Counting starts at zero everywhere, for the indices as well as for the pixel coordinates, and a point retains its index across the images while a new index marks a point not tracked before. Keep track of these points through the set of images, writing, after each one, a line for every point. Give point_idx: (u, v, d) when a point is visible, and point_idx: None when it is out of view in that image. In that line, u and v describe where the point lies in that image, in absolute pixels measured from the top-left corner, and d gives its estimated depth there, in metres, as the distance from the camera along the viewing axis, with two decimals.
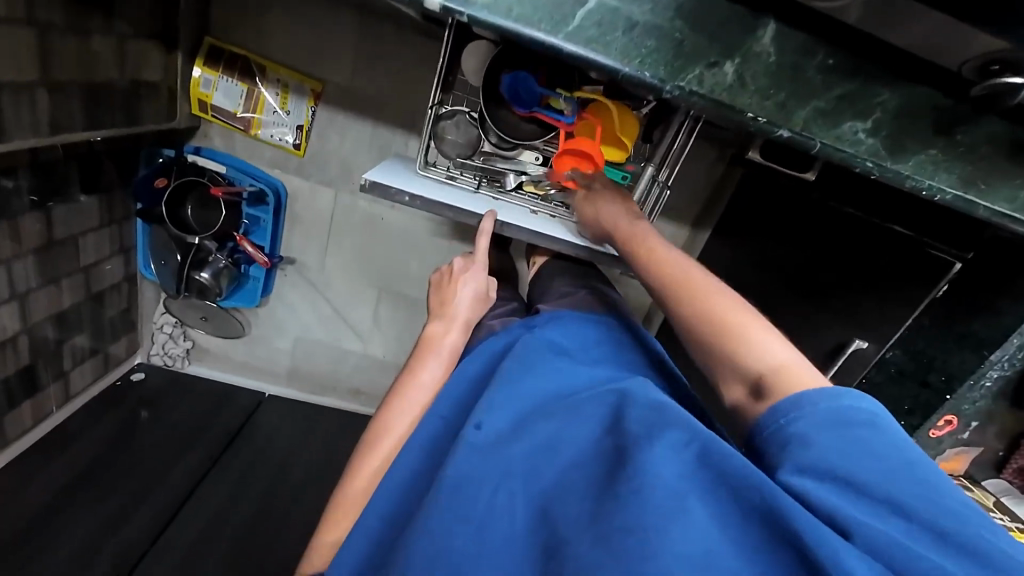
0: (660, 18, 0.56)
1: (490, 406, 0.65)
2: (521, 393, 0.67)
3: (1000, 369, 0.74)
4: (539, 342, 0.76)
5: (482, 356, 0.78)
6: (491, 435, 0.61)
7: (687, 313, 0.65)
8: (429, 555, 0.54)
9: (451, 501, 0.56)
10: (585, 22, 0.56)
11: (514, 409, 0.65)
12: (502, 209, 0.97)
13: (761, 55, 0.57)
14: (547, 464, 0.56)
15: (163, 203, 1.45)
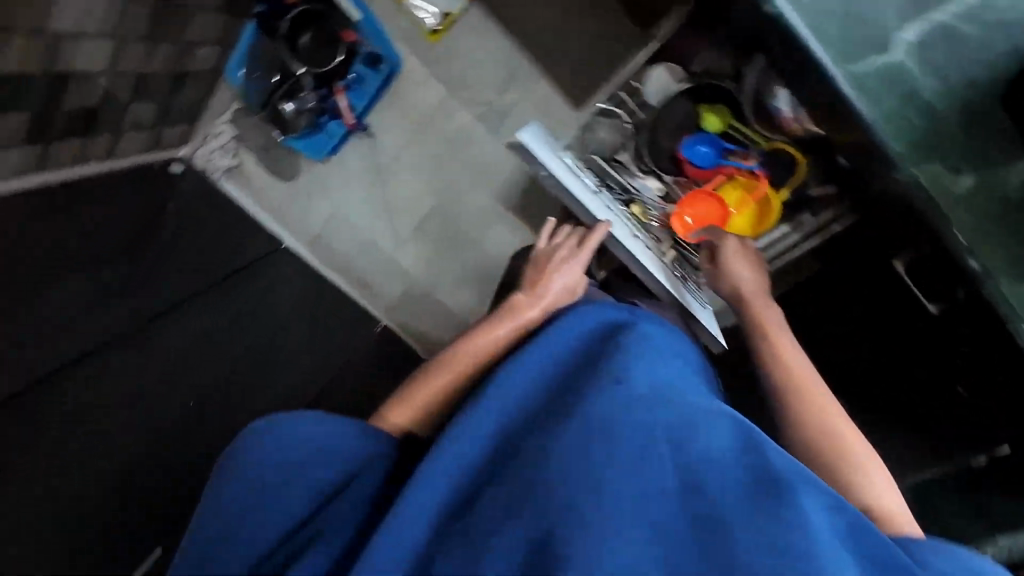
0: (941, 104, 0.61)
1: (629, 372, 0.71)
2: (653, 373, 0.72)
3: None
4: (649, 337, 0.78)
5: (604, 319, 0.82)
6: (634, 397, 0.67)
7: (805, 437, 0.71)
8: (565, 485, 0.60)
9: (602, 450, 0.62)
10: (870, 75, 0.61)
11: (652, 386, 0.70)
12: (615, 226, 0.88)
13: (1000, 184, 0.61)
14: (681, 454, 0.63)
15: (286, 18, 1.39)
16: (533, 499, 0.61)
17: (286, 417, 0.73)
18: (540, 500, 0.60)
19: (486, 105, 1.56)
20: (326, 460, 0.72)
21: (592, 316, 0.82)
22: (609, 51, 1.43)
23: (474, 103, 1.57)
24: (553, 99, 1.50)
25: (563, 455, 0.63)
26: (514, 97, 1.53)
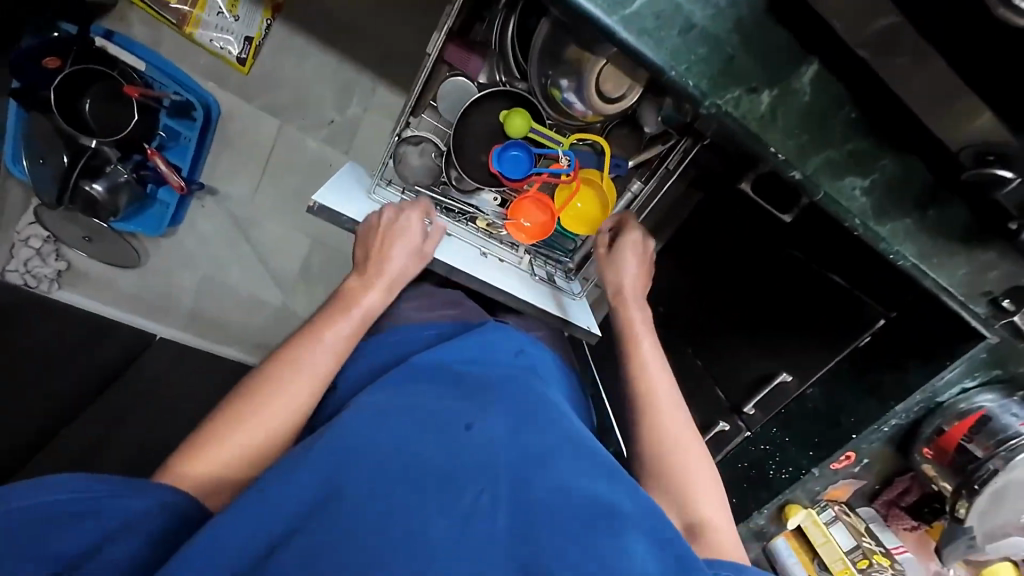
0: (718, 29, 0.56)
1: (493, 421, 0.61)
2: (536, 409, 0.65)
3: (899, 418, 0.80)
4: (510, 405, 0.64)
5: (500, 344, 0.76)
6: (507, 442, 0.58)
7: (659, 431, 0.73)
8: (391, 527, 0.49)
9: (424, 473, 0.54)
10: (646, 12, 0.55)
11: (532, 429, 0.60)
12: (456, 253, 0.81)
13: (797, 94, 0.59)
14: (537, 490, 0.54)
15: (52, 88, 1.16)
16: (358, 513, 0.50)
17: (45, 476, 0.54)
18: (350, 508, 0.51)
19: (330, 125, 1.41)
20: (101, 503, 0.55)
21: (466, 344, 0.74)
22: None
23: (316, 126, 1.42)
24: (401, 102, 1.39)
25: (412, 451, 0.55)
26: (356, 110, 1.40)
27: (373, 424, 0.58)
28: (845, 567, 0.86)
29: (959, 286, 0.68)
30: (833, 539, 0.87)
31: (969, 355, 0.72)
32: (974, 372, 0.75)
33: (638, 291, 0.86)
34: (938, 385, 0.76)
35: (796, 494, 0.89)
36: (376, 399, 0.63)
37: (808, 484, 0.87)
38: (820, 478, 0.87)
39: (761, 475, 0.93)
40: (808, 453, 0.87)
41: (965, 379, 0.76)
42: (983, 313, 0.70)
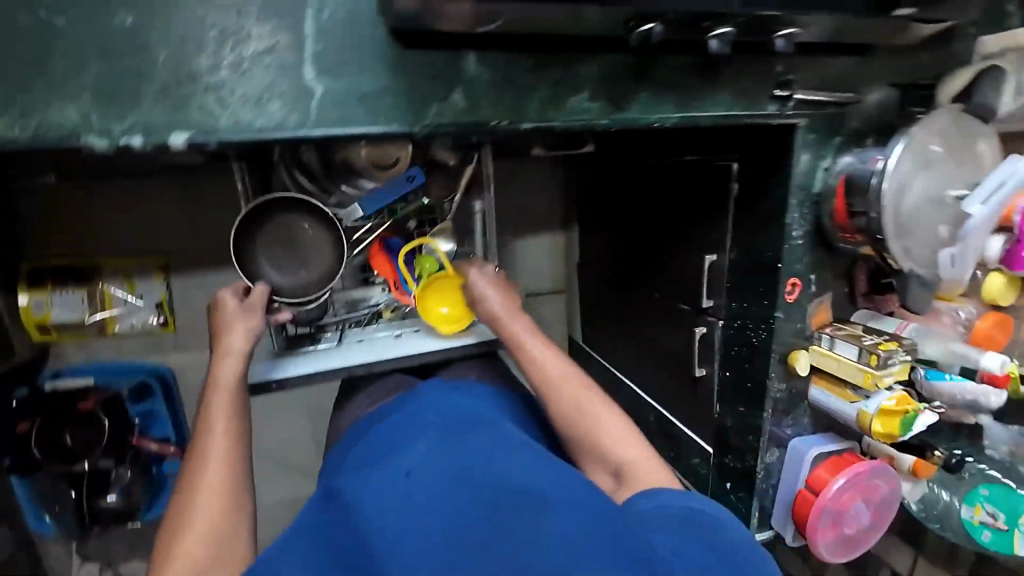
0: (381, 84, 0.56)
1: (431, 454, 0.59)
2: (473, 432, 0.65)
3: (800, 227, 0.83)
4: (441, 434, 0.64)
5: (425, 396, 0.76)
6: (448, 470, 0.57)
7: (556, 401, 0.75)
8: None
9: (354, 525, 0.50)
10: (327, 109, 0.55)
11: (470, 454, 0.59)
12: (372, 351, 0.89)
13: (475, 80, 0.59)
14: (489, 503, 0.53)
15: (33, 445, 1.23)
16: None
17: None
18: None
19: None
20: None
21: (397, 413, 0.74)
22: None
23: None
24: None
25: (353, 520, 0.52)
26: None
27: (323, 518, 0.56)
28: (868, 373, 0.83)
29: (736, 104, 0.72)
30: (844, 358, 0.87)
31: (799, 139, 0.78)
32: (824, 151, 0.80)
33: (505, 308, 0.83)
34: (805, 179, 0.81)
35: (784, 344, 0.90)
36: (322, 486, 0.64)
37: (787, 326, 0.89)
38: (790, 315, 0.89)
39: (751, 348, 0.94)
40: (763, 303, 0.89)
41: (822, 161, 0.80)
42: (777, 110, 0.75)
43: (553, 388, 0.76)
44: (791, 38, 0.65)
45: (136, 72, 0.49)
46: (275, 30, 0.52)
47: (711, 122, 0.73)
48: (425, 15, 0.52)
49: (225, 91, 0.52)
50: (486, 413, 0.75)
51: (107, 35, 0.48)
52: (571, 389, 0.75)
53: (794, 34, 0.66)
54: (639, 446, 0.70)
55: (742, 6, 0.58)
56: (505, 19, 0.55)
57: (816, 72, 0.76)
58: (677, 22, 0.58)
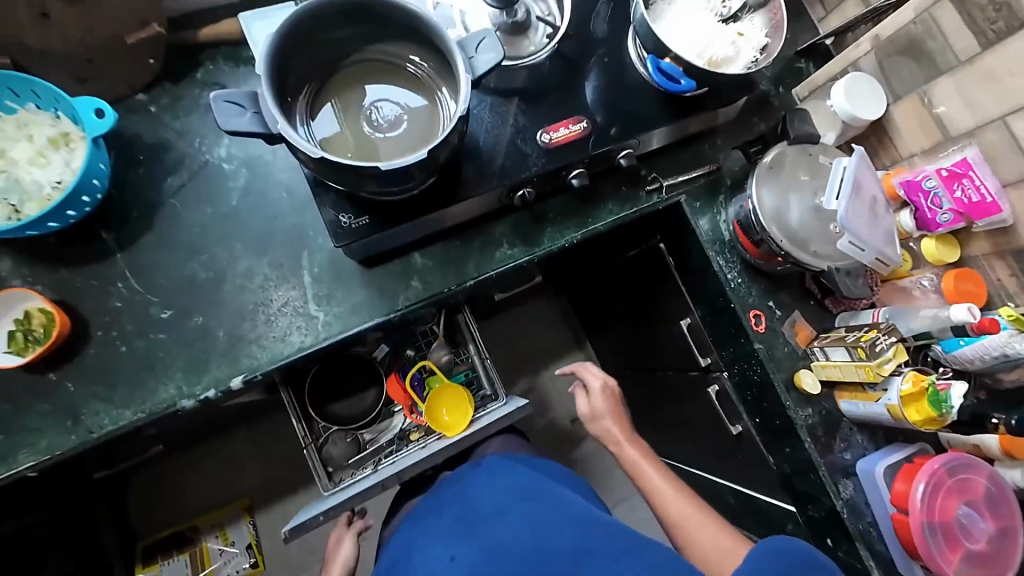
0: (361, 295, 0.81)
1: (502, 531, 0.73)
2: (523, 502, 0.77)
3: (732, 269, 0.96)
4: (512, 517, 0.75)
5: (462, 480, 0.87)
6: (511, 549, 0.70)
7: (666, 511, 0.82)
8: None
9: None
10: (329, 325, 0.78)
11: (526, 529, 0.73)
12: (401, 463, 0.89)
13: (424, 268, 0.83)
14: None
15: None
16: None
17: None
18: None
19: None
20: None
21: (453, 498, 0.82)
22: None
23: None
24: None
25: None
26: None
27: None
28: (866, 366, 0.85)
29: (622, 207, 0.94)
30: (841, 362, 0.89)
31: (688, 209, 0.97)
32: (714, 209, 0.98)
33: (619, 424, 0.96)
34: (713, 233, 0.97)
35: (783, 371, 0.94)
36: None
37: (776, 354, 0.94)
38: (771, 343, 0.94)
39: (758, 386, 0.97)
40: (741, 341, 0.96)
41: (717, 216, 0.98)
42: (657, 197, 0.96)
43: (666, 498, 0.83)
44: (629, 154, 0.87)
45: (206, 349, 0.74)
46: (285, 289, 0.78)
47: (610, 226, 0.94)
48: (375, 244, 0.79)
49: (263, 339, 0.76)
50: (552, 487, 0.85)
51: (187, 334, 0.74)
52: (675, 493, 0.83)
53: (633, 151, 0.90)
54: (713, 527, 0.77)
55: (579, 155, 0.83)
56: (427, 225, 0.81)
57: (673, 162, 0.98)
58: (541, 180, 0.83)
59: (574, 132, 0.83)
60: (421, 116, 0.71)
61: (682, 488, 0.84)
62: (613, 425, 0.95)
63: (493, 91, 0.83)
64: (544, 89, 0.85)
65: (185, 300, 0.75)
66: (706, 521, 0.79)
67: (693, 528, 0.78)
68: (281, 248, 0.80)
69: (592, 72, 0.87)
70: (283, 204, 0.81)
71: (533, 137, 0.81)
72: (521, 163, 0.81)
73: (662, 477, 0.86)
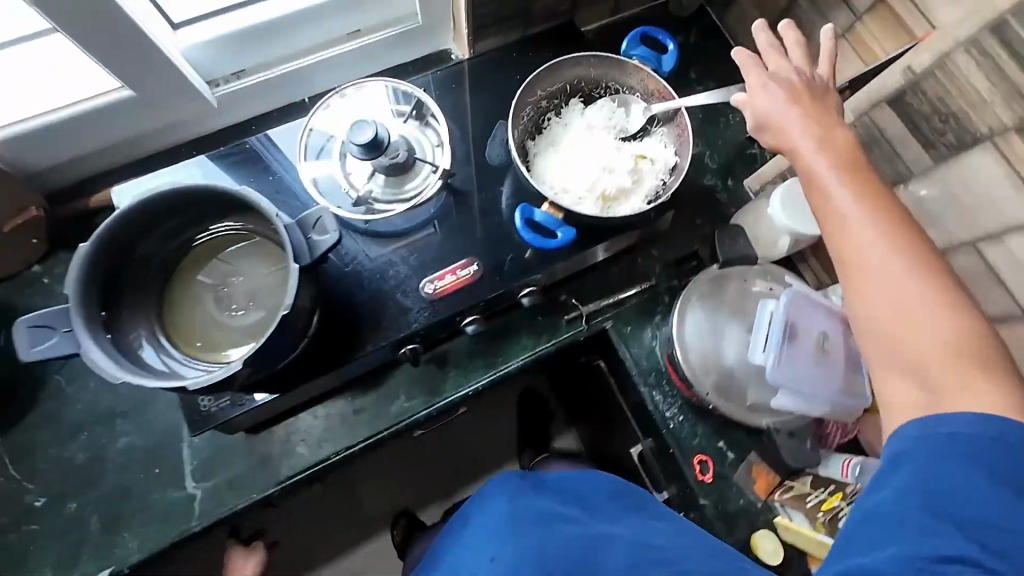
0: (241, 467, 0.76)
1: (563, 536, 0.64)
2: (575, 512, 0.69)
3: (671, 405, 0.83)
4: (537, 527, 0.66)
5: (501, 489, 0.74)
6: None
7: (923, 315, 0.49)
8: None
9: None
10: (204, 505, 0.74)
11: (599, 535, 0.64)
12: None
13: (310, 432, 0.78)
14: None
15: None
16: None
17: None
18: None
19: None
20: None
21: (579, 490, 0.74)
22: None
23: None
24: None
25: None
26: None
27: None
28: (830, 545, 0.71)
29: (537, 341, 0.84)
30: (803, 529, 0.75)
31: (617, 337, 0.86)
32: (649, 335, 0.86)
33: (848, 205, 0.53)
34: (647, 364, 0.85)
35: (736, 529, 0.79)
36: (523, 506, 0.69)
37: (728, 508, 0.80)
38: (721, 495, 0.80)
39: None
40: (688, 490, 0.83)
41: (652, 343, 0.86)
42: (578, 327, 0.85)
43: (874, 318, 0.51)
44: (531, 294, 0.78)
45: (75, 541, 0.71)
46: (159, 466, 0.75)
47: (525, 363, 0.84)
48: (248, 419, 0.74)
49: (134, 525, 0.72)
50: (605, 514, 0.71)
51: (59, 524, 0.72)
52: (922, 304, 0.49)
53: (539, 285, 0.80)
54: (971, 381, 0.47)
55: (470, 301, 0.75)
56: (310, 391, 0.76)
57: (598, 283, 0.88)
58: (428, 332, 0.76)
59: (462, 277, 0.75)
60: (268, 289, 0.65)
61: (935, 274, 0.50)
62: (818, 147, 0.55)
63: (374, 238, 0.77)
64: (430, 229, 0.78)
65: (59, 486, 0.73)
66: (945, 326, 0.48)
67: (898, 390, 0.50)
68: (160, 421, 0.76)
69: (486, 204, 0.80)
70: None
71: (415, 288, 0.74)
72: (402, 317, 0.74)
73: (891, 251, 0.51)
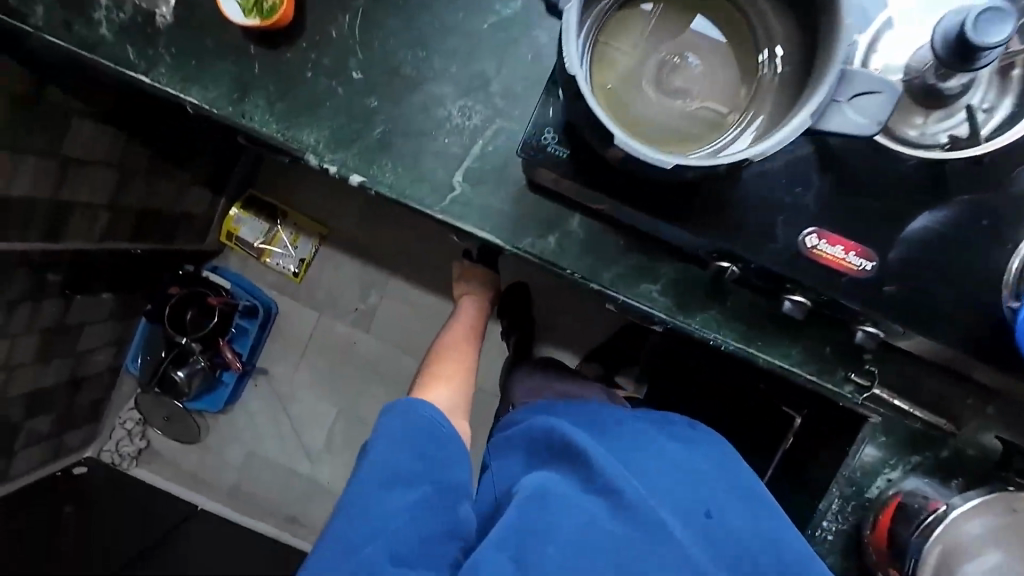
0: (501, 203, 0.72)
1: (730, 512, 0.66)
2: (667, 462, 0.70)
3: (835, 521, 0.74)
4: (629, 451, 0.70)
5: (710, 437, 0.76)
6: (657, 518, 0.62)
7: None
8: (515, 560, 0.58)
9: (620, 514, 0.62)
10: (454, 203, 0.72)
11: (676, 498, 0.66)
12: None
13: (571, 234, 0.72)
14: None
15: (171, 304, 1.64)
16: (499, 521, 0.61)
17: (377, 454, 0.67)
18: (555, 528, 0.60)
19: (355, 312, 1.77)
20: (420, 453, 0.67)
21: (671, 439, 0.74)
22: (438, 240, 1.73)
23: (345, 315, 1.78)
24: (407, 290, 1.75)
25: (652, 515, 0.62)
26: (376, 299, 1.76)
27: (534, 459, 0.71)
28: None
29: (804, 363, 0.72)
30: None
31: (866, 434, 0.72)
32: (891, 461, 0.73)
33: None
34: (858, 477, 0.74)
35: None
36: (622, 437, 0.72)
37: None
38: None
39: None
40: None
41: (884, 469, 0.73)
42: (849, 392, 0.71)
43: None
44: (872, 335, 0.65)
45: (356, 130, 0.73)
46: (449, 137, 0.72)
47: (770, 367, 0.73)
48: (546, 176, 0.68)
49: (400, 163, 0.72)
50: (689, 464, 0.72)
51: (357, 107, 0.72)
52: None
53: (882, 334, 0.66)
54: None
55: (824, 287, 0.62)
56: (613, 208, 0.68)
57: (908, 379, 0.72)
58: (760, 270, 0.64)
59: (845, 262, 0.61)
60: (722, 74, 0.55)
61: None
62: None
63: (814, 142, 0.60)
64: (866, 188, 0.61)
65: (377, 76, 0.72)
66: None
67: None
68: (480, 103, 0.72)
69: (937, 223, 0.61)
70: (521, 68, 0.72)
71: (798, 227, 0.60)
72: (757, 236, 0.62)
73: None
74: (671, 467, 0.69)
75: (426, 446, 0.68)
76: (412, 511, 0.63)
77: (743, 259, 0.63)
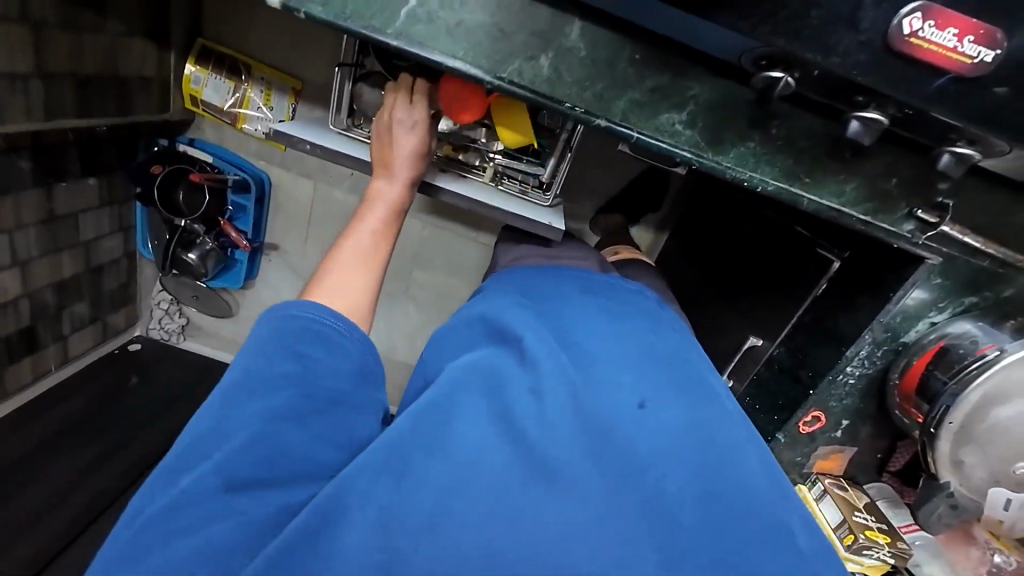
0: (475, 17, 0.54)
1: (670, 403, 0.50)
2: (635, 357, 0.55)
3: (861, 367, 0.70)
4: (574, 345, 0.55)
5: (673, 341, 0.61)
6: (585, 419, 0.47)
7: None
8: (391, 476, 0.42)
9: (546, 405, 0.47)
10: (414, 22, 0.55)
11: (623, 389, 0.51)
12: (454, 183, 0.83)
13: (570, 51, 0.54)
14: (567, 498, 0.42)
15: (156, 186, 1.51)
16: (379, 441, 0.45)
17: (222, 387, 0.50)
18: (444, 444, 0.44)
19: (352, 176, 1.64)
20: (290, 350, 0.52)
21: (637, 332, 0.59)
22: None
23: (342, 179, 1.65)
24: None
25: (561, 406, 0.47)
26: None
27: (465, 348, 0.58)
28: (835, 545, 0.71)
29: (859, 201, 0.59)
30: (820, 515, 0.75)
31: (916, 279, 0.63)
32: (939, 304, 0.65)
33: None
34: (895, 324, 0.67)
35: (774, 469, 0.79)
36: (576, 328, 0.58)
37: (785, 455, 0.78)
38: (791, 444, 0.77)
39: None
40: (773, 417, 0.78)
41: (930, 311, 0.65)
42: (909, 231, 0.60)
43: None
44: (960, 159, 0.51)
45: None
46: None
47: (817, 207, 0.59)
48: None
49: None
50: (654, 357, 0.56)
51: None
52: None
53: (978, 155, 0.51)
54: None
55: (910, 94, 0.46)
56: None
57: (988, 207, 0.60)
58: (826, 77, 0.48)
59: (952, 54, 0.43)
60: None
61: None
62: None
63: None
64: None
65: None
66: None
67: None
68: None
69: None
70: None
71: (889, 6, 0.42)
72: (826, 28, 0.44)
73: None
74: (603, 365, 0.53)
75: (303, 347, 0.52)
76: (258, 424, 0.46)
77: (801, 67, 0.47)
